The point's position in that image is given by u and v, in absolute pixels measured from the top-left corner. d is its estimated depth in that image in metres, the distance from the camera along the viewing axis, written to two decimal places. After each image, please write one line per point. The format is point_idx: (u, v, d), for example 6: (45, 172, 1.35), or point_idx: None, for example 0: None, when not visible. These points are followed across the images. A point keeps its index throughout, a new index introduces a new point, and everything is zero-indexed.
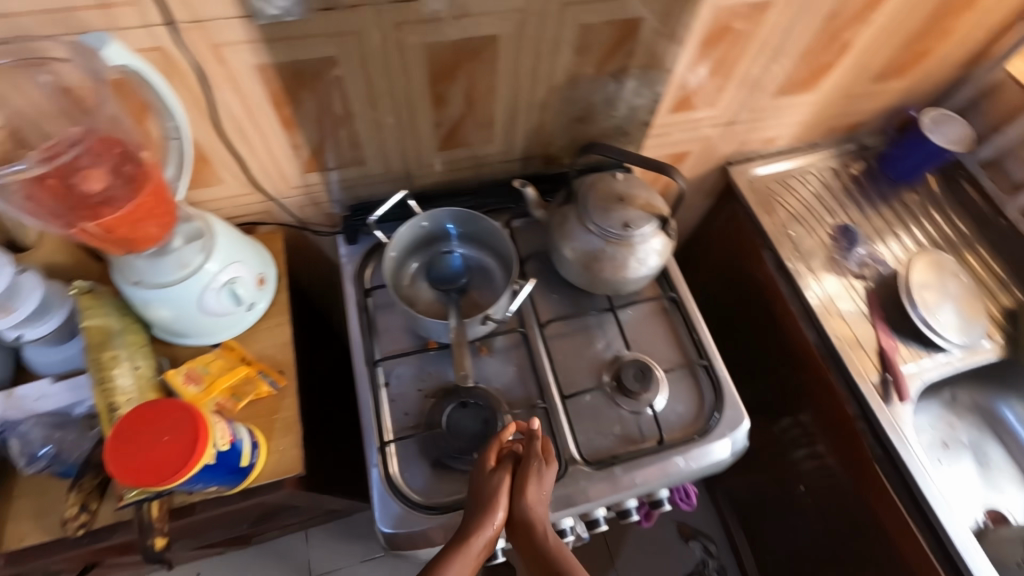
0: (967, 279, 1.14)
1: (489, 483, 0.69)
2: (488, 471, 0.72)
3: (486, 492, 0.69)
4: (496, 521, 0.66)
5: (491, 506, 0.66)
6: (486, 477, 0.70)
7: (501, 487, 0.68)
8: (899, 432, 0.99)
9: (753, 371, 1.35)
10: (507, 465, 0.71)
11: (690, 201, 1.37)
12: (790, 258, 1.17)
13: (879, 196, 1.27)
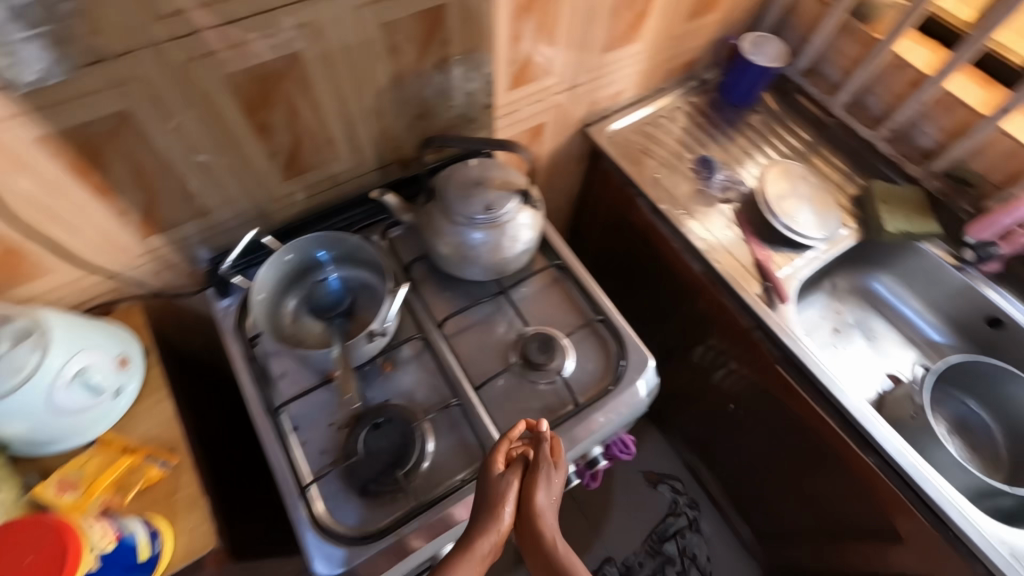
0: (816, 179, 1.24)
1: (496, 487, 0.69)
2: (496, 473, 0.71)
3: (492, 497, 0.68)
4: (502, 527, 0.66)
5: (497, 510, 0.66)
6: (493, 480, 0.70)
7: (509, 493, 0.68)
8: (790, 331, 1.07)
9: (661, 313, 1.41)
10: (516, 468, 0.70)
11: (563, 169, 1.41)
12: (662, 199, 1.23)
13: (726, 123, 1.36)
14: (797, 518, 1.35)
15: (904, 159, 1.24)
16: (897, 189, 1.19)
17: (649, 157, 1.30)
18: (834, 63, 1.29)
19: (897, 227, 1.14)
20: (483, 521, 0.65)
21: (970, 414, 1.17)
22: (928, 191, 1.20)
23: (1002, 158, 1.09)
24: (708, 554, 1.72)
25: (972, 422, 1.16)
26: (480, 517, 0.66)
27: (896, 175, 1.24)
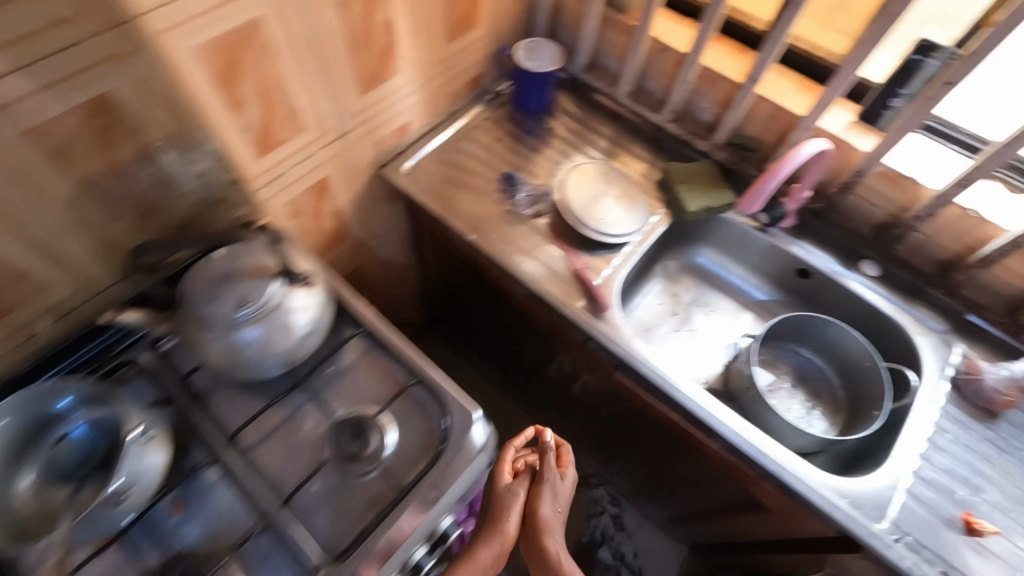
0: (618, 173, 1.24)
1: (506, 498, 0.92)
2: (501, 487, 0.94)
3: (500, 509, 0.91)
4: (508, 536, 0.89)
5: (503, 521, 0.89)
6: (501, 492, 0.93)
7: (514, 505, 0.91)
8: (617, 337, 1.05)
9: (516, 334, 1.36)
10: (523, 482, 0.94)
11: (376, 214, 1.33)
12: (473, 228, 1.17)
13: (526, 133, 1.33)
14: (690, 502, 1.35)
15: (691, 136, 1.26)
16: (689, 167, 1.21)
17: (454, 185, 1.24)
18: (610, 55, 1.30)
19: (697, 205, 1.16)
20: (501, 525, 0.89)
21: (807, 363, 1.21)
22: (718, 160, 1.23)
23: (768, 120, 1.14)
24: (635, 550, 1.71)
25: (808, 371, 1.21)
26: (493, 520, 0.90)
27: (689, 152, 1.26)
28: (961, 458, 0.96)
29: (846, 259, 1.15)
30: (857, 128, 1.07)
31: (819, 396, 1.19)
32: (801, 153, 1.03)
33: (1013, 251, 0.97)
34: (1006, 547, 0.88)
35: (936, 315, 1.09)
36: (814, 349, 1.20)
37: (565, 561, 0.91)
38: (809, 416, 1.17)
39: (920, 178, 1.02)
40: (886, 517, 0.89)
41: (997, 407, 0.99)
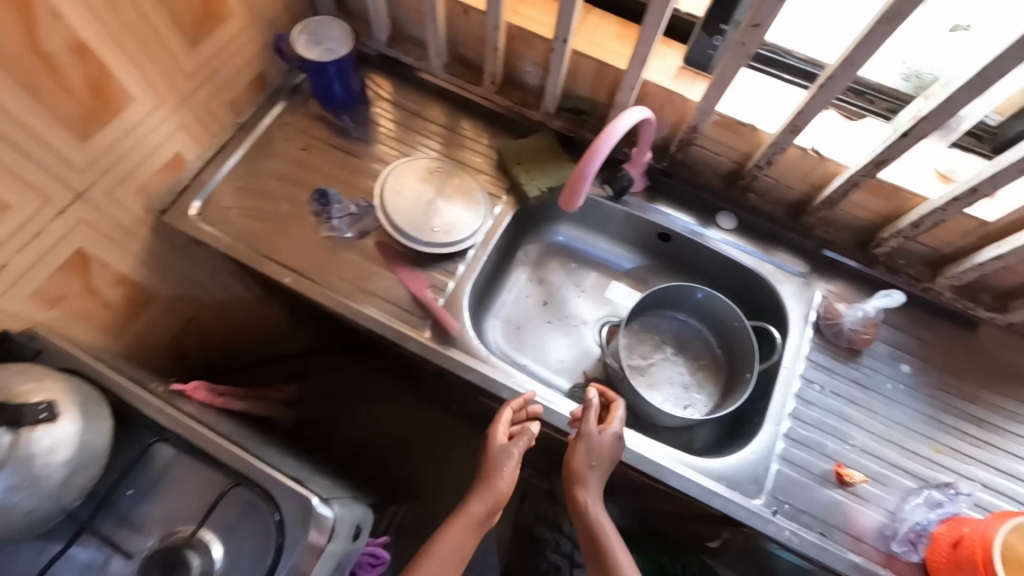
0: (448, 166, 1.07)
1: (497, 459, 0.85)
2: (501, 446, 0.85)
3: (491, 464, 0.85)
4: (498, 489, 0.84)
5: (494, 480, 0.84)
6: (496, 451, 0.85)
7: (509, 460, 0.84)
8: (472, 362, 0.94)
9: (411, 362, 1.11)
10: (521, 441, 0.86)
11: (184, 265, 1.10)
12: (291, 267, 1.00)
13: (337, 133, 1.13)
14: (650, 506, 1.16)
15: (521, 107, 1.11)
16: (526, 144, 1.08)
17: (261, 217, 1.04)
18: (411, 23, 1.10)
19: (540, 186, 1.05)
20: (495, 484, 0.84)
21: (685, 327, 1.15)
22: (555, 129, 1.09)
23: (594, 78, 1.00)
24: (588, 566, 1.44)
25: (686, 333, 1.15)
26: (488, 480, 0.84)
27: (525, 124, 1.12)
28: (829, 407, 0.95)
29: (702, 217, 1.08)
30: (685, 74, 0.95)
31: (700, 359, 1.13)
32: (625, 121, 0.84)
33: (854, 189, 0.90)
34: (876, 489, 0.90)
35: (796, 259, 1.05)
36: (689, 313, 1.14)
37: (607, 528, 0.83)
38: (692, 381, 1.11)
39: (756, 123, 0.91)
40: (763, 492, 0.88)
41: (858, 345, 0.97)
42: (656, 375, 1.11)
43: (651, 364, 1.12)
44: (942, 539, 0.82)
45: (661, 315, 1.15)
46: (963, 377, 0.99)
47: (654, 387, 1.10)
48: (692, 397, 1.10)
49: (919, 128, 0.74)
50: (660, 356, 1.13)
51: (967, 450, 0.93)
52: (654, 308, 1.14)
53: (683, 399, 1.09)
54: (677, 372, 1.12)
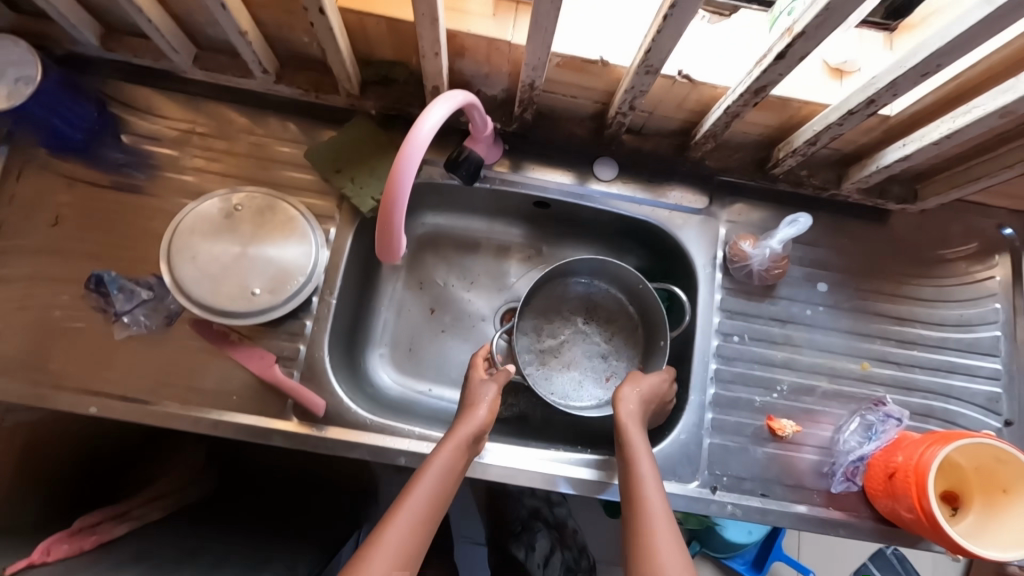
0: (247, 201, 0.83)
1: (478, 393, 0.78)
2: (478, 385, 0.80)
3: (472, 398, 0.78)
4: (481, 420, 0.75)
5: (476, 408, 0.76)
6: (475, 387, 0.80)
7: (487, 395, 0.78)
8: (354, 438, 0.79)
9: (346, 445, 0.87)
10: (500, 376, 0.81)
11: None
12: (94, 389, 0.78)
13: (91, 190, 0.85)
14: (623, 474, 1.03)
15: (317, 92, 0.84)
16: (340, 140, 0.84)
17: (30, 334, 0.80)
18: (125, 15, 0.78)
19: (374, 195, 0.83)
20: (479, 410, 0.76)
21: (595, 291, 1.00)
22: (372, 110, 0.85)
23: (391, 37, 0.74)
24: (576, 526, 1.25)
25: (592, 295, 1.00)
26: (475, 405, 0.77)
27: (335, 109, 0.88)
28: (751, 357, 0.87)
29: (577, 171, 0.89)
30: (506, 6, 0.71)
31: (614, 321, 1.00)
32: (426, 123, 0.58)
33: (736, 119, 0.71)
34: (809, 430, 0.85)
35: (692, 192, 0.90)
36: (593, 276, 0.98)
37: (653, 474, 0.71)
38: (610, 349, 0.98)
39: (606, 58, 0.70)
40: (699, 472, 0.82)
41: (770, 281, 0.87)
42: (571, 353, 0.98)
43: (562, 342, 0.98)
44: (877, 468, 0.79)
45: (563, 283, 0.99)
46: (877, 275, 0.92)
47: (570, 367, 0.97)
48: (613, 366, 0.97)
49: (797, 46, 0.55)
50: (570, 332, 0.99)
51: (894, 355, 0.89)
52: (547, 283, 0.98)
53: (602, 373, 0.96)
54: (592, 343, 0.99)
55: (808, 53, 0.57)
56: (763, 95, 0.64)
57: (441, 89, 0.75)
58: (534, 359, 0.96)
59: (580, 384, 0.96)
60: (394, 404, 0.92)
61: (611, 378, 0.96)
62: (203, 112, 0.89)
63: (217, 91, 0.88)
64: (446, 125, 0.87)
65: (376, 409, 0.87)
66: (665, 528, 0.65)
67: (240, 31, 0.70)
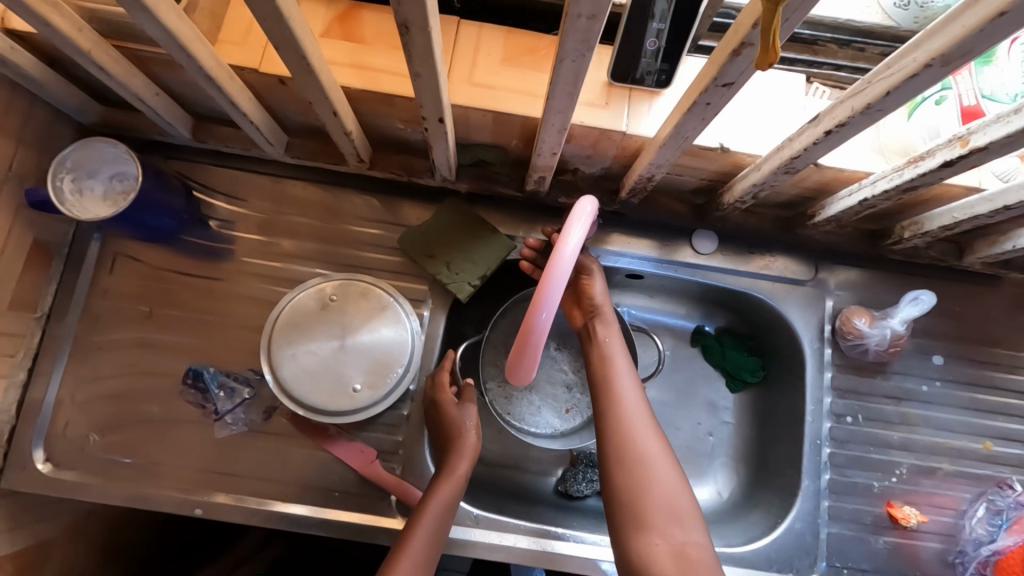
0: (338, 287, 0.81)
1: (461, 420, 0.75)
2: (449, 413, 0.76)
3: (454, 425, 0.75)
4: (472, 446, 0.74)
5: (465, 441, 0.74)
6: (451, 412, 0.76)
7: (469, 421, 0.76)
8: (460, 535, 0.77)
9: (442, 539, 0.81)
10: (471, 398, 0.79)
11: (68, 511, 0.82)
12: (194, 488, 0.76)
13: (180, 279, 0.83)
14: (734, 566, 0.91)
15: (409, 175, 0.82)
16: (433, 225, 0.82)
17: (130, 431, 0.79)
18: (216, 107, 0.77)
19: (470, 280, 0.81)
20: (465, 448, 0.73)
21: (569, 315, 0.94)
22: (462, 191, 0.84)
23: (493, 126, 0.71)
24: None
25: (645, 353, 0.96)
26: (458, 439, 0.74)
27: (422, 188, 0.86)
28: (866, 439, 0.82)
29: (670, 243, 0.86)
30: (617, 93, 0.68)
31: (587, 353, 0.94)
32: (569, 247, 0.56)
33: (869, 208, 0.67)
34: (931, 516, 0.81)
35: (794, 263, 0.86)
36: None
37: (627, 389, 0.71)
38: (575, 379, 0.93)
39: (728, 146, 0.67)
40: (817, 564, 0.78)
41: (885, 357, 0.83)
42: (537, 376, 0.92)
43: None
44: (1013, 561, 0.74)
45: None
46: (997, 344, 0.86)
47: (531, 391, 0.92)
48: (575, 399, 0.92)
49: (971, 158, 0.51)
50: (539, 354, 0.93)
51: (1017, 433, 0.84)
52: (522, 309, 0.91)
53: (562, 404, 0.92)
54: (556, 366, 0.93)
55: (980, 163, 0.52)
56: (912, 191, 0.60)
57: (547, 177, 0.72)
58: (496, 375, 0.91)
59: (537, 409, 0.91)
60: (490, 483, 0.88)
61: (571, 411, 0.92)
62: (288, 193, 0.86)
63: (300, 172, 0.86)
64: (539, 202, 0.84)
65: (478, 496, 0.84)
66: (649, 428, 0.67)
67: (345, 131, 0.67)
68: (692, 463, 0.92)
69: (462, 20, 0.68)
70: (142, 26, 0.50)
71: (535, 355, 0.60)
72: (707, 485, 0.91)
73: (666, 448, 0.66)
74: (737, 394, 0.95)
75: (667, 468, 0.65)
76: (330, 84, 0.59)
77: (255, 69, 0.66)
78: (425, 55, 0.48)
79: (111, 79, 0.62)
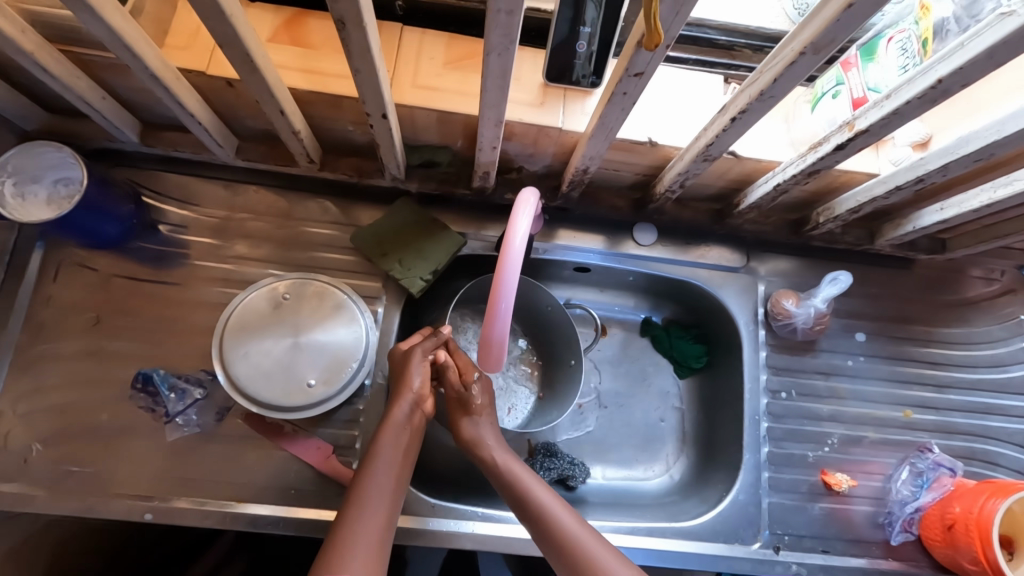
0: (291, 284, 0.82)
1: (404, 363, 0.76)
2: (406, 352, 0.77)
3: (400, 367, 0.76)
4: (415, 389, 0.74)
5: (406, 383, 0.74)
6: (399, 358, 0.77)
7: (411, 362, 0.75)
8: (417, 525, 0.77)
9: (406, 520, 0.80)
10: (426, 343, 0.78)
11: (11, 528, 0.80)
12: (146, 494, 0.75)
13: (129, 284, 0.83)
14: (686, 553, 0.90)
15: (361, 176, 0.85)
16: (385, 224, 0.85)
17: (75, 440, 0.77)
18: (164, 112, 0.78)
19: (422, 275, 0.83)
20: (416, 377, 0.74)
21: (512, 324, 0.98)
22: (413, 191, 0.87)
23: (439, 126, 0.75)
24: None
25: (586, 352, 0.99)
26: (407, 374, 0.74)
27: (375, 189, 0.89)
28: (799, 412, 0.88)
29: (612, 237, 0.91)
30: (552, 93, 0.73)
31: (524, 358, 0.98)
32: (519, 235, 0.57)
33: (783, 193, 0.74)
34: (862, 482, 0.87)
35: (728, 252, 0.92)
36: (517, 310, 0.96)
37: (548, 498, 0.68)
38: (511, 381, 0.96)
39: (656, 140, 0.73)
40: (761, 533, 0.83)
41: (812, 335, 0.90)
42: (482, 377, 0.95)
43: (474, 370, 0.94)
44: (934, 519, 0.81)
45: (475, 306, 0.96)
46: (912, 321, 0.94)
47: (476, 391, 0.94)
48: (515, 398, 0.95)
49: (858, 140, 0.57)
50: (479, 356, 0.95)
51: (933, 401, 0.91)
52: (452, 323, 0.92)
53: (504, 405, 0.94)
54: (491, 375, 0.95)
55: (867, 145, 0.59)
56: (816, 175, 0.66)
57: (491, 173, 0.77)
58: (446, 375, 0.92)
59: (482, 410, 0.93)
60: (449, 477, 0.89)
61: (512, 411, 0.94)
62: (240, 197, 0.87)
63: (253, 176, 0.88)
64: (488, 201, 0.88)
65: (436, 489, 0.85)
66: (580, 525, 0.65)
67: (293, 130, 0.70)
68: (646, 448, 0.96)
69: (405, 27, 0.72)
70: (84, 25, 0.52)
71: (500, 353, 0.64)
72: (658, 469, 0.95)
73: (604, 542, 0.63)
74: (685, 380, 1.00)
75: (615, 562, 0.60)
76: (276, 83, 0.62)
77: (203, 71, 0.68)
78: (363, 51, 0.51)
79: (55, 81, 0.63)
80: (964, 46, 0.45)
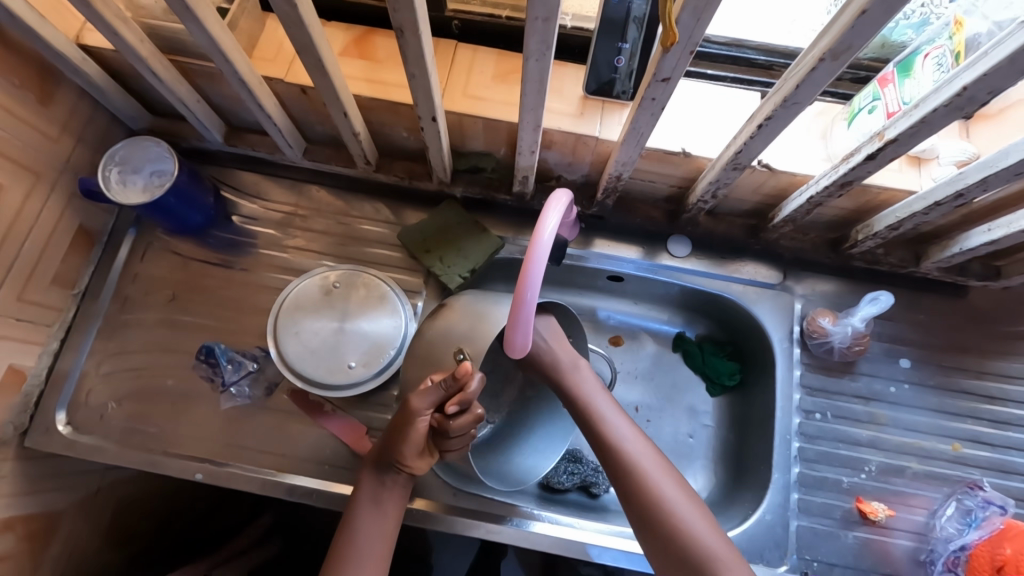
0: (342, 275, 0.89)
1: (409, 431, 0.68)
2: (413, 414, 0.68)
3: (405, 431, 0.68)
4: (409, 459, 0.69)
5: (404, 453, 0.69)
6: (404, 419, 0.68)
7: (415, 428, 0.68)
8: (438, 510, 0.79)
9: (429, 505, 0.79)
10: (429, 400, 0.68)
11: (81, 479, 0.88)
12: (198, 456, 0.82)
13: (203, 267, 0.93)
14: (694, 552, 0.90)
15: (410, 178, 0.93)
16: (429, 224, 0.91)
17: (146, 401, 0.86)
18: (246, 116, 0.88)
19: (460, 272, 0.89)
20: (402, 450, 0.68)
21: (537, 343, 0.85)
22: (457, 195, 0.93)
23: (485, 133, 0.81)
24: None
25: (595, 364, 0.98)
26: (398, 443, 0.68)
27: (424, 193, 0.96)
28: (834, 435, 0.86)
29: (648, 248, 0.93)
30: (591, 105, 0.78)
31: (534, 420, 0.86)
32: (546, 235, 0.59)
33: (817, 206, 0.75)
34: (901, 514, 0.83)
35: (764, 268, 0.92)
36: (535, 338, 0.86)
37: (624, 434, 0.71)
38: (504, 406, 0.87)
39: (690, 151, 0.76)
40: (788, 557, 0.80)
41: (851, 357, 0.88)
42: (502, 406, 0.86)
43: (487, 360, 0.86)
44: (981, 560, 0.75)
45: (474, 292, 0.79)
46: (965, 351, 0.89)
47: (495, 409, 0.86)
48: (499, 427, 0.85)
49: (888, 150, 0.58)
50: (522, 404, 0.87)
51: (986, 436, 0.86)
52: (451, 342, 0.73)
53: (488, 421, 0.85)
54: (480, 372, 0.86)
55: (898, 156, 0.60)
56: (848, 187, 0.67)
57: (530, 177, 0.83)
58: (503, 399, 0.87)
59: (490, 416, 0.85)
60: None
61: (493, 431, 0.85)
62: (304, 194, 0.96)
63: (317, 177, 0.97)
64: (524, 208, 0.93)
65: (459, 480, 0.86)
66: (659, 472, 0.68)
67: (354, 131, 0.78)
68: (671, 463, 0.94)
69: (459, 44, 0.80)
70: (191, 34, 0.61)
71: (525, 338, 0.65)
72: None
73: (682, 493, 0.67)
74: (717, 399, 0.97)
75: (692, 513, 0.65)
76: (343, 89, 0.70)
77: (281, 78, 0.77)
78: (418, 57, 0.57)
79: (162, 84, 0.74)
80: (988, 53, 0.47)
